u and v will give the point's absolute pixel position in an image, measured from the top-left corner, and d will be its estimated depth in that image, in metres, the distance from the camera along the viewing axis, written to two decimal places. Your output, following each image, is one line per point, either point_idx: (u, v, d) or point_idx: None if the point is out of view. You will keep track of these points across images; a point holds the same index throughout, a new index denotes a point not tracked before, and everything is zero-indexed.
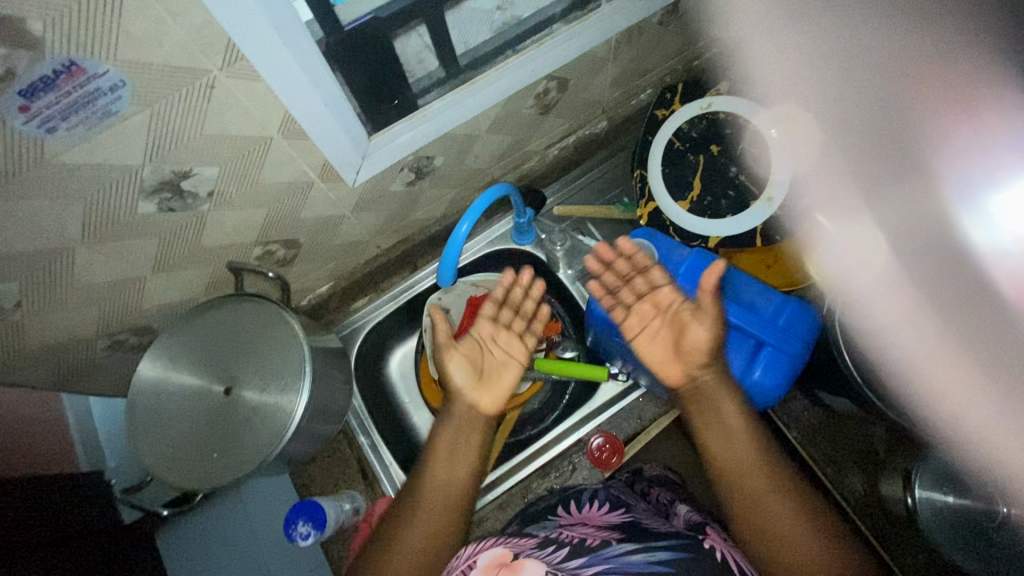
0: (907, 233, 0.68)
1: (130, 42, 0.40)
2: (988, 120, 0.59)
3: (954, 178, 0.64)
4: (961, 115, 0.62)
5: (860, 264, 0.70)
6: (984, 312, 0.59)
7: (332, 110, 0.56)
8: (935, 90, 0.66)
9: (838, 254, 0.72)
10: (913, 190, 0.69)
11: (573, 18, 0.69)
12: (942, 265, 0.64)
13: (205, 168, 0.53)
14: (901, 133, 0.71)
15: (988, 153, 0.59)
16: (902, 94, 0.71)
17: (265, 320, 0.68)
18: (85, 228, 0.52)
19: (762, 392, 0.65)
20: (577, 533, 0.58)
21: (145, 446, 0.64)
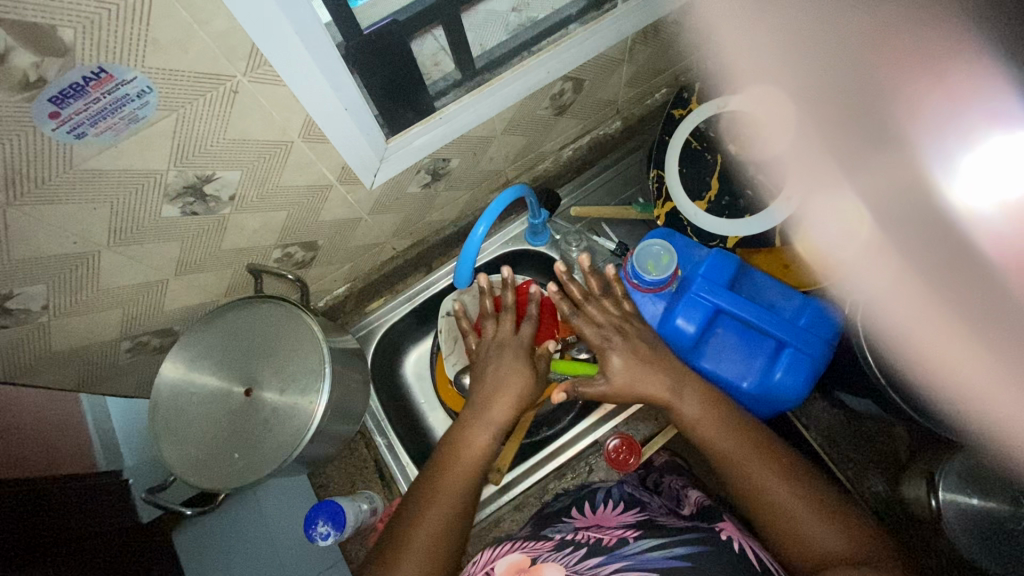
0: (890, 202, 0.71)
1: (157, 49, 0.40)
2: (960, 87, 0.65)
3: (930, 146, 0.69)
4: (929, 84, 0.69)
5: (848, 243, 0.71)
6: (963, 269, 0.62)
7: (351, 113, 0.56)
8: (907, 63, 0.70)
9: (829, 235, 0.73)
10: (896, 159, 0.72)
11: (589, 18, 0.69)
12: (927, 233, 0.67)
13: (227, 171, 0.53)
14: (880, 107, 0.74)
15: (961, 118, 0.65)
16: (875, 68, 0.73)
17: (284, 321, 0.68)
18: (111, 232, 0.53)
19: (782, 395, 0.63)
20: (593, 533, 0.58)
21: (167, 448, 0.65)
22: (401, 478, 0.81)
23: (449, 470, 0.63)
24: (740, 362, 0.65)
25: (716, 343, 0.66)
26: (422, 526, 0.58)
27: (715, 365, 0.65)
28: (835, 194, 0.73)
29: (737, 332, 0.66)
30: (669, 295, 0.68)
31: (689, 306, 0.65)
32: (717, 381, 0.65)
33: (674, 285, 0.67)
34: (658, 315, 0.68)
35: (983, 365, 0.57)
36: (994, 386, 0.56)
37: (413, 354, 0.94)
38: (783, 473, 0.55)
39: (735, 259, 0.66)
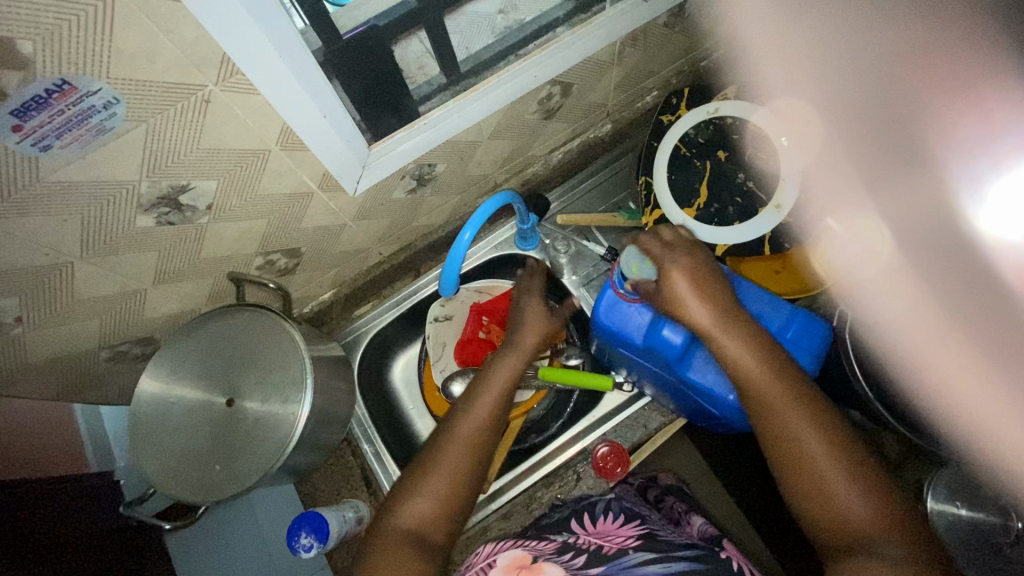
0: (911, 226, 0.67)
1: (121, 59, 0.39)
2: (991, 111, 0.60)
3: (958, 171, 0.64)
4: (960, 105, 0.63)
5: (869, 255, 0.69)
6: (988, 301, 0.60)
7: (330, 120, 0.55)
8: (937, 85, 0.66)
9: (848, 251, 0.71)
10: (920, 181, 0.68)
11: (577, 20, 0.68)
12: (948, 258, 0.64)
13: (203, 181, 0.52)
14: (908, 125, 0.70)
15: (989, 144, 0.61)
16: (905, 88, 0.69)
17: (268, 330, 0.68)
18: (84, 243, 0.51)
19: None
20: (594, 540, 0.58)
21: (148, 460, 0.64)
22: (388, 486, 0.80)
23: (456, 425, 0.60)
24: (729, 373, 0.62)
25: (704, 354, 0.64)
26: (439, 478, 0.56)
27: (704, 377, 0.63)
28: (856, 208, 0.72)
29: None
30: None
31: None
32: (705, 391, 0.63)
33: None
34: (644, 326, 0.64)
35: (992, 392, 0.58)
36: (1005, 412, 0.57)
37: (401, 358, 0.93)
38: (814, 425, 0.51)
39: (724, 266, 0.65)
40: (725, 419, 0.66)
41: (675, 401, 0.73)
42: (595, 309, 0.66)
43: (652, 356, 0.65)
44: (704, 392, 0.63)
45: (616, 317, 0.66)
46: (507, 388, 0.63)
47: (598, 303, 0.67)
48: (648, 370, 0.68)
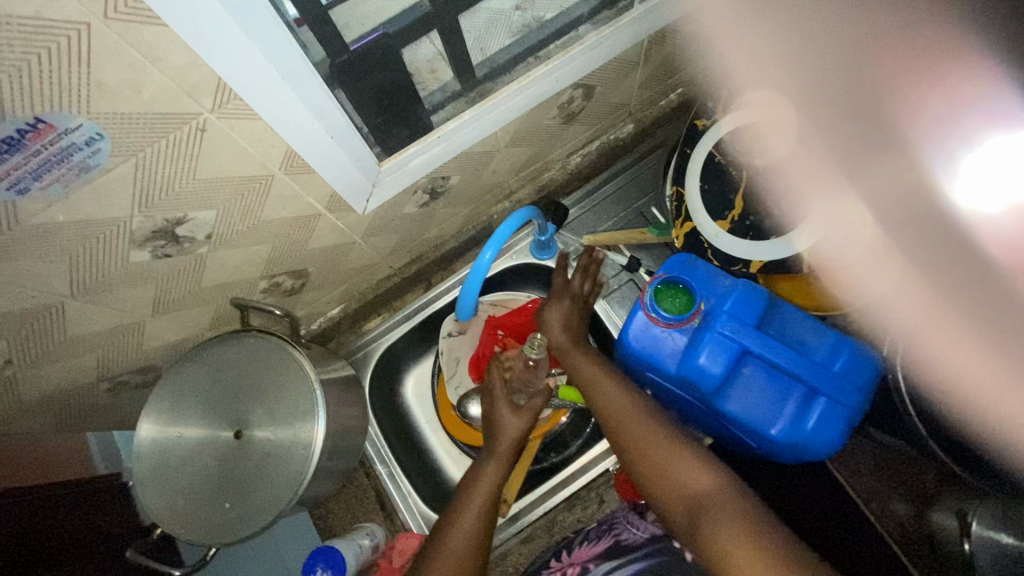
0: (889, 202, 0.61)
1: (104, 93, 0.34)
2: (957, 85, 0.54)
3: (932, 148, 0.57)
4: (929, 82, 0.56)
5: (856, 242, 0.63)
6: (978, 278, 0.54)
7: (337, 139, 0.50)
8: (904, 65, 0.58)
9: (833, 239, 0.64)
10: (894, 164, 0.60)
11: (602, 19, 0.62)
12: (936, 241, 0.59)
13: (201, 212, 0.48)
14: (876, 105, 0.62)
15: (958, 119, 0.54)
16: (870, 67, 0.61)
17: (275, 359, 0.64)
18: (74, 283, 0.47)
19: (817, 443, 0.58)
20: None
21: (153, 498, 0.60)
22: (403, 508, 0.78)
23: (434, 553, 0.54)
24: (768, 406, 0.59)
25: (742, 385, 0.61)
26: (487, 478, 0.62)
27: (737, 404, 0.60)
28: (832, 194, 0.64)
29: (765, 373, 0.60)
30: (692, 329, 0.62)
31: (711, 343, 0.60)
32: (741, 422, 0.60)
33: (697, 319, 0.62)
34: (679, 354, 0.62)
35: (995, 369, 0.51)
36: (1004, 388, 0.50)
37: (413, 375, 0.89)
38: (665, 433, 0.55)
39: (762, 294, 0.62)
40: (762, 451, 0.63)
41: (704, 427, 0.70)
42: (625, 331, 0.64)
43: (686, 384, 0.62)
44: (742, 422, 0.60)
45: (647, 341, 0.64)
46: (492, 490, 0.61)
47: (628, 325, 0.64)
48: (679, 395, 0.66)
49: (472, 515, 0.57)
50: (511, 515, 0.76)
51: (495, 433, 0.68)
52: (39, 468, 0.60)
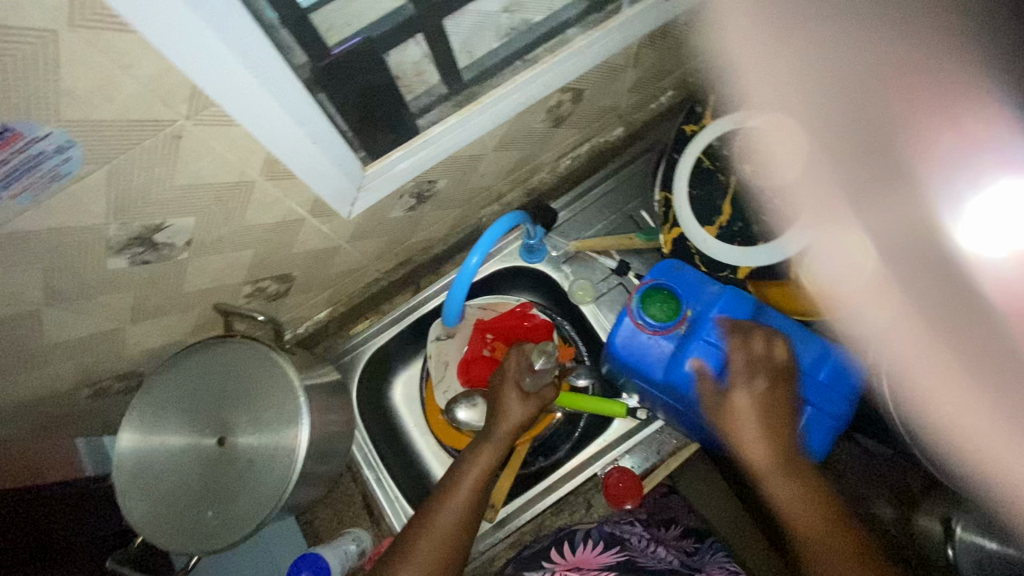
0: (895, 240, 0.64)
1: (73, 101, 0.34)
2: (972, 130, 0.59)
3: (941, 185, 0.62)
4: (942, 123, 0.62)
5: (855, 272, 0.64)
6: (961, 319, 0.56)
7: (320, 145, 0.49)
8: (925, 103, 0.63)
9: (833, 264, 0.64)
10: (900, 203, 0.64)
11: (590, 23, 0.62)
12: (938, 278, 0.60)
13: (180, 218, 0.47)
14: (892, 140, 0.65)
15: (964, 161, 0.60)
16: (890, 100, 0.65)
17: (258, 364, 0.63)
18: (49, 291, 0.46)
19: (804, 449, 0.59)
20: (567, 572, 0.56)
21: (135, 507, 0.60)
22: (390, 513, 0.77)
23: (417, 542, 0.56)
24: None
25: None
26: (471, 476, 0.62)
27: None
28: (838, 222, 0.65)
29: None
30: (679, 336, 0.63)
31: (698, 350, 0.61)
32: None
33: (684, 326, 0.63)
34: (665, 361, 0.63)
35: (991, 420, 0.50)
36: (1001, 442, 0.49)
37: (401, 378, 0.89)
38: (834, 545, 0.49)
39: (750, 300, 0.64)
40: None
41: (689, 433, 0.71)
42: (612, 338, 0.65)
43: (671, 390, 0.63)
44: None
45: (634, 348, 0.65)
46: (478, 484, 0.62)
47: (615, 331, 0.65)
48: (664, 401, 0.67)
49: (454, 511, 0.58)
50: (499, 521, 0.75)
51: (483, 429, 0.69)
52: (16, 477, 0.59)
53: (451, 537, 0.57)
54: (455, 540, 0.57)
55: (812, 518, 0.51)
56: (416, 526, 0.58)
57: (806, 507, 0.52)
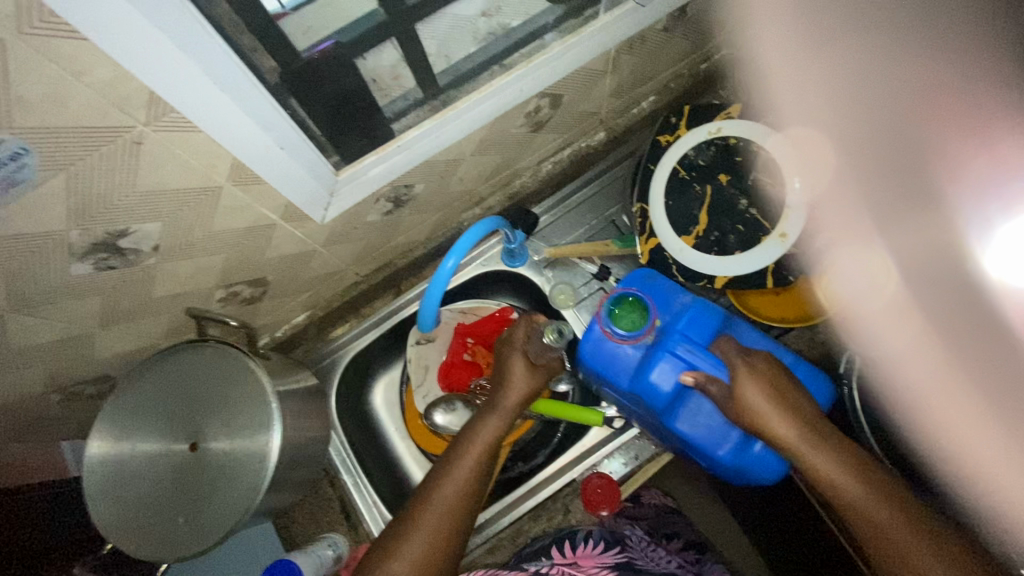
0: (923, 262, 0.63)
1: (25, 106, 0.33)
2: (1001, 150, 0.56)
3: (970, 209, 0.59)
4: (974, 144, 0.58)
5: (878, 291, 0.64)
6: (987, 337, 0.55)
7: (288, 150, 0.49)
8: (954, 121, 0.60)
9: (857, 284, 0.66)
10: (930, 225, 0.63)
11: (567, 28, 0.61)
12: (955, 296, 0.59)
13: (145, 223, 0.46)
14: (918, 162, 0.65)
15: (1000, 186, 0.56)
16: (920, 121, 0.64)
17: (232, 369, 0.62)
18: (11, 296, 0.46)
19: (761, 467, 0.59)
20: (565, 569, 0.60)
21: (105, 514, 0.59)
22: (368, 517, 0.77)
23: (403, 542, 0.56)
24: (719, 429, 0.60)
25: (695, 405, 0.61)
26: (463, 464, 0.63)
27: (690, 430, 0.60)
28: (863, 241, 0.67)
29: None
30: (646, 346, 0.62)
31: (664, 362, 0.60)
32: (694, 445, 0.61)
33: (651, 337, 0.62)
34: (633, 371, 0.62)
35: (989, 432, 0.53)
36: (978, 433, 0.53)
37: (381, 382, 0.88)
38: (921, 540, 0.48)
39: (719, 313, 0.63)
40: (714, 474, 0.63)
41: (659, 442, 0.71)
42: (581, 346, 0.64)
43: (638, 400, 0.63)
44: (693, 445, 0.61)
45: (602, 356, 0.64)
46: (466, 486, 0.62)
47: (584, 340, 0.64)
48: (635, 410, 0.66)
49: (442, 517, 0.58)
50: (480, 525, 0.75)
51: (462, 432, 0.68)
52: None
53: (437, 544, 0.57)
54: (446, 546, 0.57)
55: (899, 527, 0.49)
56: (398, 526, 0.58)
57: (891, 513, 0.49)
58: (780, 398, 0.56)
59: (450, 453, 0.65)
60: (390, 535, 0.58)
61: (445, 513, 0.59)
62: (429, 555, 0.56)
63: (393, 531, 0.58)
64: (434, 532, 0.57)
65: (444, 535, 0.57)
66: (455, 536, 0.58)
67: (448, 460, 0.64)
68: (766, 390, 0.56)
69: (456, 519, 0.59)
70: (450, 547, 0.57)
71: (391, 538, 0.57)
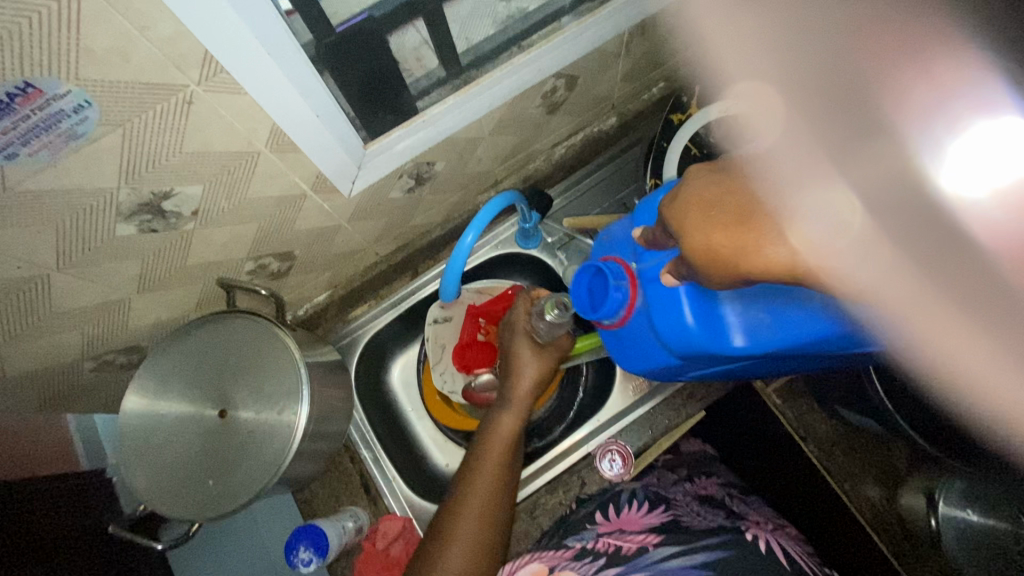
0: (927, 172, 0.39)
1: (92, 60, 0.36)
2: (944, 78, 0.49)
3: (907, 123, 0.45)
4: (907, 71, 0.53)
5: (843, 225, 0.38)
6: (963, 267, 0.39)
7: (323, 118, 0.51)
8: (894, 57, 0.56)
9: (825, 223, 0.38)
10: (878, 155, 0.42)
11: (584, 10, 0.64)
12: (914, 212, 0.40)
13: (188, 186, 0.49)
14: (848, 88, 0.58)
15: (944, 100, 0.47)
16: (852, 59, 0.60)
17: (259, 338, 0.65)
18: (61, 254, 0.48)
19: None
20: (612, 539, 0.62)
21: (140, 479, 0.61)
22: (388, 491, 0.78)
23: (445, 543, 0.60)
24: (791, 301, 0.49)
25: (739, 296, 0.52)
26: (485, 470, 0.65)
27: (769, 333, 0.51)
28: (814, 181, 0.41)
29: None
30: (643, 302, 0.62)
31: (663, 303, 0.57)
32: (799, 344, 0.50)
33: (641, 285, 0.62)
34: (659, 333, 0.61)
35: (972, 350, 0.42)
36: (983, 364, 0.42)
37: (400, 361, 0.91)
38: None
39: (654, 206, 0.61)
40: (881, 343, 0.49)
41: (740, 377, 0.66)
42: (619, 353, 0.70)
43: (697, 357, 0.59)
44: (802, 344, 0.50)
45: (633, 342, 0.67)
46: (494, 482, 0.64)
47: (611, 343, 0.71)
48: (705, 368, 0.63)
49: (472, 518, 0.61)
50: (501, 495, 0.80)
51: (473, 441, 0.71)
52: (18, 449, 0.60)
53: (473, 543, 0.60)
54: (484, 543, 0.60)
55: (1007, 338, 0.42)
56: (436, 532, 0.61)
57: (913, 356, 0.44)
58: (730, 204, 0.44)
59: (467, 459, 0.68)
60: (430, 541, 0.61)
61: (475, 513, 0.62)
62: (470, 555, 0.59)
63: (431, 540, 0.61)
64: (465, 533, 0.60)
65: (484, 531, 0.60)
66: (493, 529, 0.61)
67: (462, 470, 0.67)
68: (696, 210, 0.46)
69: (490, 515, 0.62)
70: (490, 543, 0.60)
71: (434, 538, 0.61)
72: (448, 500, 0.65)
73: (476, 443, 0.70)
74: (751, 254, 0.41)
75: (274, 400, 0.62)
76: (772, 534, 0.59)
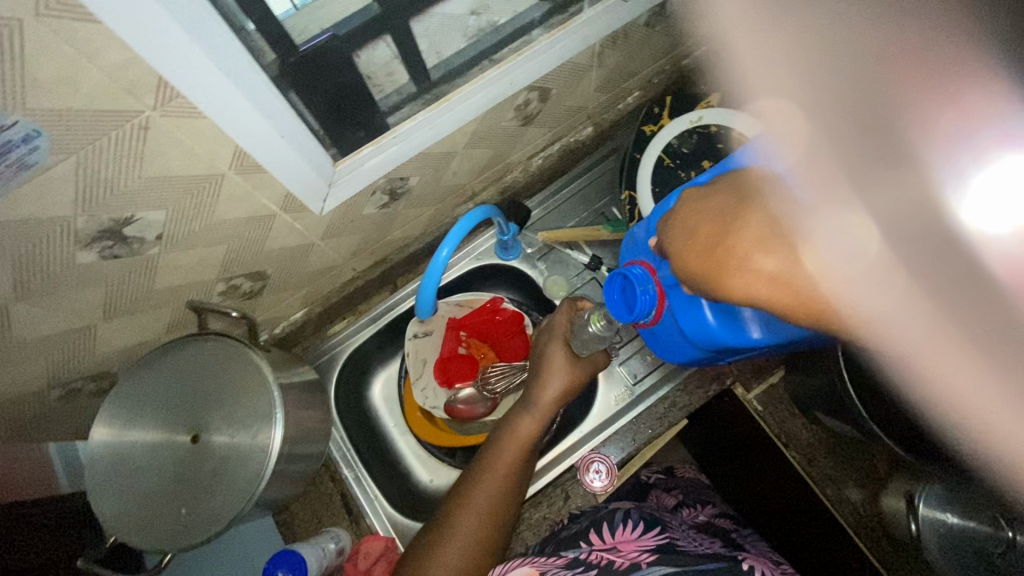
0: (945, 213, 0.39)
1: (39, 89, 0.35)
2: (979, 104, 0.44)
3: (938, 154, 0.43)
4: (948, 97, 0.47)
5: (857, 256, 0.40)
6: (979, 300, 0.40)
7: (289, 139, 0.50)
8: (927, 77, 0.50)
9: (843, 248, 0.41)
10: (906, 178, 0.42)
11: (554, 22, 0.64)
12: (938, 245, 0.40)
13: (150, 212, 0.48)
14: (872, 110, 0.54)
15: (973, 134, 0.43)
16: (876, 84, 0.55)
17: (232, 361, 0.63)
18: (18, 284, 0.47)
19: None
20: (606, 554, 0.60)
21: (109, 508, 0.60)
22: (369, 509, 0.77)
23: (439, 547, 0.59)
24: None
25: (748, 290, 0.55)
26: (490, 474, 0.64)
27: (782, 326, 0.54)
28: (834, 203, 0.43)
29: None
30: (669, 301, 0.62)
31: (683, 302, 0.59)
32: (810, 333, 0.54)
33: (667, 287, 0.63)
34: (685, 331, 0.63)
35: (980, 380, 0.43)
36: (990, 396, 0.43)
37: (381, 376, 0.90)
38: None
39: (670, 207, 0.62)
40: None
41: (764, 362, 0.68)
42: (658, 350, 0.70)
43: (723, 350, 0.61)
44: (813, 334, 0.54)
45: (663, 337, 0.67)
46: (495, 488, 0.63)
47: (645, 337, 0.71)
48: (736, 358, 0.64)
49: (471, 524, 0.60)
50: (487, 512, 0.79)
51: (482, 446, 0.70)
52: None
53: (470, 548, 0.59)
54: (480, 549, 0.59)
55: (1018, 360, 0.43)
56: (430, 537, 0.61)
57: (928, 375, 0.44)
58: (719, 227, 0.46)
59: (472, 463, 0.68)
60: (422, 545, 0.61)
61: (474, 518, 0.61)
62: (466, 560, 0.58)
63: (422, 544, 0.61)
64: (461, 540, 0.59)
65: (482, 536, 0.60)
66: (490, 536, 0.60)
67: (468, 473, 0.66)
68: (703, 232, 0.48)
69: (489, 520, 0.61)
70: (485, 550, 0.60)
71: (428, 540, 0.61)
72: (448, 504, 0.64)
73: (485, 447, 0.69)
74: (730, 272, 0.44)
75: (247, 424, 0.61)
76: (768, 567, 0.59)
